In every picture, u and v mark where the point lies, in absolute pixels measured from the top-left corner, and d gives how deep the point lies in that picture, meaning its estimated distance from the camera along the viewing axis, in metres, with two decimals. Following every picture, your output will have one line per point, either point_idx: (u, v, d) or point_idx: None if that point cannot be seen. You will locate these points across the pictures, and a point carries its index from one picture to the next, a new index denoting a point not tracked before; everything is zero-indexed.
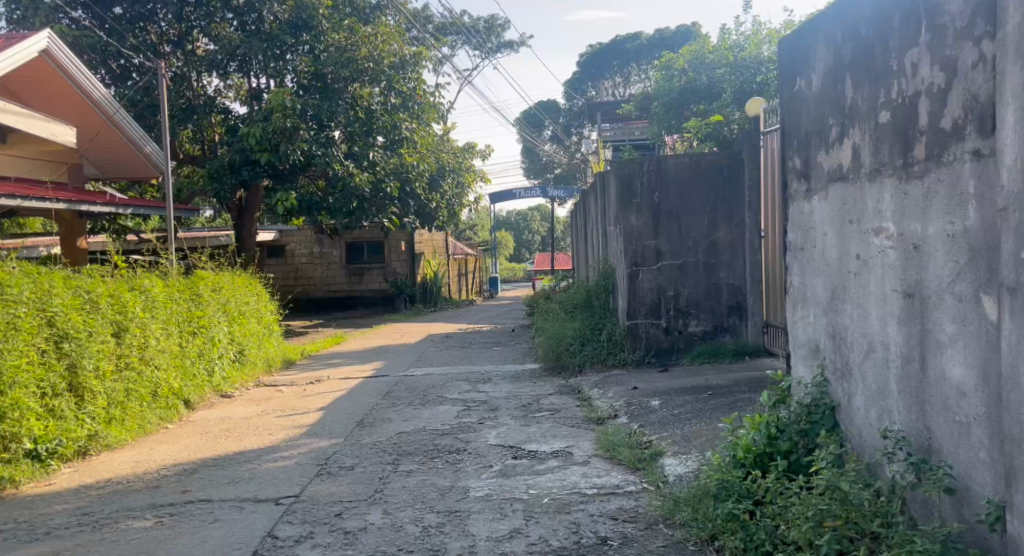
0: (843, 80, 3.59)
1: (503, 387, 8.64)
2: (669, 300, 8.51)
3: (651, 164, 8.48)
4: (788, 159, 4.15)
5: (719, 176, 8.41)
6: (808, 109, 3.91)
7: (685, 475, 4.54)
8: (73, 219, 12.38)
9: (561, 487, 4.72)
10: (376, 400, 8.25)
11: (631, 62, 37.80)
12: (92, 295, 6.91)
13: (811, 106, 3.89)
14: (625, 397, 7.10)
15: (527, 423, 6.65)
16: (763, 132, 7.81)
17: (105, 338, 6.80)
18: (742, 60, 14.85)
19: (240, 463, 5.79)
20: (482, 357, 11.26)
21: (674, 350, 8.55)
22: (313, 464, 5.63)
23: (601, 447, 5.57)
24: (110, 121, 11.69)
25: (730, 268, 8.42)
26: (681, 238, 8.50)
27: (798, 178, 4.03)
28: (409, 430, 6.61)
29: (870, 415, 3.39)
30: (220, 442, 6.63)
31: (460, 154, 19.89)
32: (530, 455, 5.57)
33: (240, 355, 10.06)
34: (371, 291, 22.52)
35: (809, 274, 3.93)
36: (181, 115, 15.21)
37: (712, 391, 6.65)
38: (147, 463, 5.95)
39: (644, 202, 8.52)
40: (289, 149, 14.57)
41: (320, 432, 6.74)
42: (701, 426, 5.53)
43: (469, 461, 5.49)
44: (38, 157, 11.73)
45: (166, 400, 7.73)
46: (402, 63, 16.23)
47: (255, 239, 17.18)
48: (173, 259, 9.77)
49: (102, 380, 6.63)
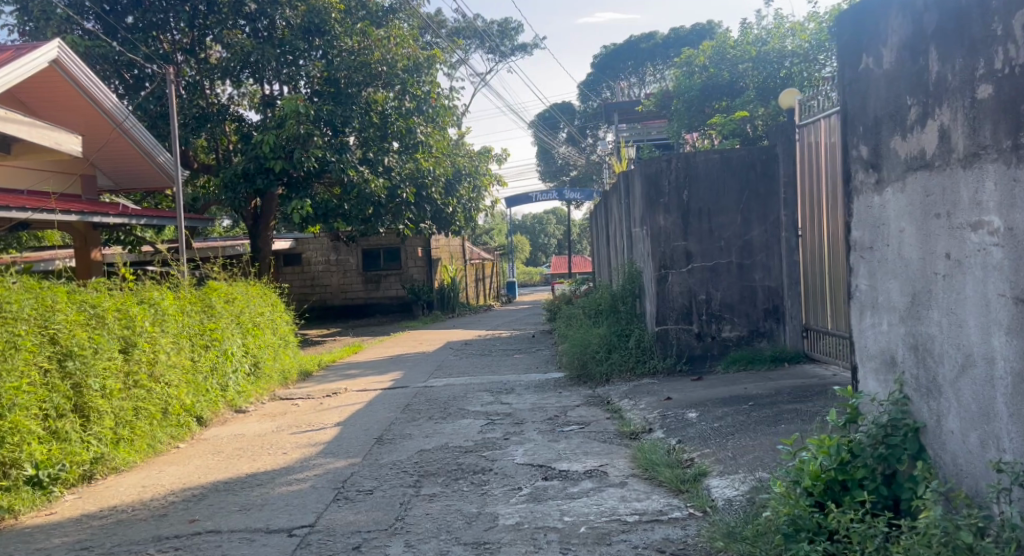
0: (925, 52, 3.19)
1: (527, 397, 8.25)
2: (701, 305, 8.11)
3: (678, 161, 8.06)
4: (850, 149, 3.74)
5: (753, 172, 7.98)
6: (877, 89, 3.50)
7: (737, 499, 4.16)
8: (87, 230, 12.14)
9: (599, 514, 4.35)
10: (396, 414, 7.89)
11: (647, 62, 37.21)
12: (97, 310, 6.56)
13: (880, 86, 3.49)
14: (658, 408, 6.71)
15: (555, 438, 6.27)
16: (800, 124, 7.40)
17: (112, 354, 6.47)
18: (766, 53, 14.46)
19: (253, 487, 5.42)
20: (503, 366, 10.88)
21: (707, 356, 8.14)
22: (330, 487, 5.28)
23: (639, 466, 5.19)
24: (121, 129, 11.40)
25: (766, 269, 8.00)
26: (713, 239, 8.09)
27: (864, 168, 3.62)
28: (431, 447, 6.25)
29: (968, 441, 3.00)
30: (232, 463, 6.30)
31: (477, 158, 19.54)
32: (561, 475, 5.18)
33: (254, 368, 9.72)
34: (388, 299, 22.23)
35: (880, 276, 3.52)
36: (194, 124, 15.02)
37: (753, 402, 6.24)
38: (155, 488, 5.60)
39: (672, 202, 8.12)
40: (304, 156, 14.16)
41: (338, 451, 6.39)
42: (745, 442, 5.14)
43: (496, 483, 5.12)
44: (47, 168, 11.47)
45: (177, 418, 7.36)
46: (416, 67, 15.93)
47: (270, 247, 16.91)
48: (184, 269, 9.46)
49: (108, 399, 6.29)
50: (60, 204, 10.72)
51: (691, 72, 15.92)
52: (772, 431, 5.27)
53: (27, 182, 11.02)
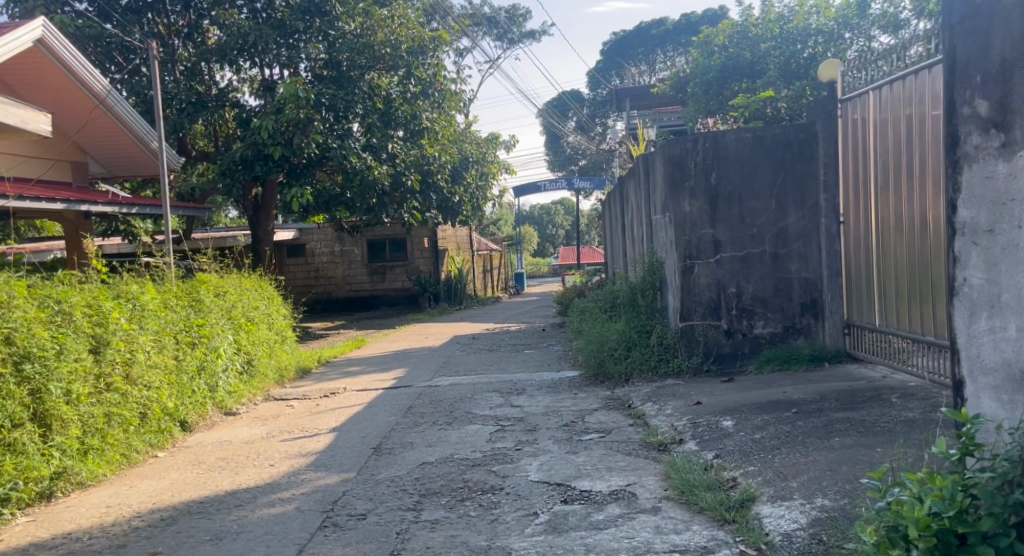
0: None
1: (540, 400, 7.56)
2: (730, 298, 7.42)
3: (704, 140, 7.36)
4: (960, 103, 3.20)
5: (788, 153, 7.25)
6: (1008, 25, 3.00)
7: (799, 538, 3.51)
8: (78, 219, 11.36)
9: (631, 551, 3.70)
10: (397, 419, 7.20)
11: (657, 50, 36.41)
12: (63, 306, 5.87)
13: (1013, 19, 2.98)
14: (688, 415, 6.03)
15: (574, 450, 5.57)
16: (843, 98, 6.70)
17: (80, 356, 5.78)
18: (789, 31, 13.96)
19: (230, 509, 4.75)
20: (513, 363, 10.18)
21: (737, 356, 7.44)
22: (318, 510, 4.61)
23: (672, 488, 4.51)
24: (104, 107, 10.46)
25: (803, 259, 7.29)
26: (744, 226, 7.37)
27: (982, 129, 3.10)
28: (434, 460, 5.57)
29: None
30: (213, 476, 5.63)
31: (484, 144, 18.83)
32: (584, 498, 4.50)
33: (247, 365, 9.03)
34: (394, 291, 21.62)
35: (1003, 270, 3.03)
36: (190, 109, 14.20)
37: (796, 410, 5.56)
38: (122, 508, 4.91)
39: (699, 185, 7.40)
40: (304, 141, 13.41)
41: (330, 462, 5.72)
42: (794, 460, 4.47)
43: (507, 506, 4.46)
44: (36, 155, 10.72)
45: (158, 423, 6.67)
46: (421, 48, 15.27)
47: (271, 237, 16.20)
48: (169, 260, 8.78)
49: (74, 405, 5.61)
50: (45, 192, 10.03)
51: (709, 52, 15.57)
52: (825, 447, 4.58)
53: (15, 169, 10.30)
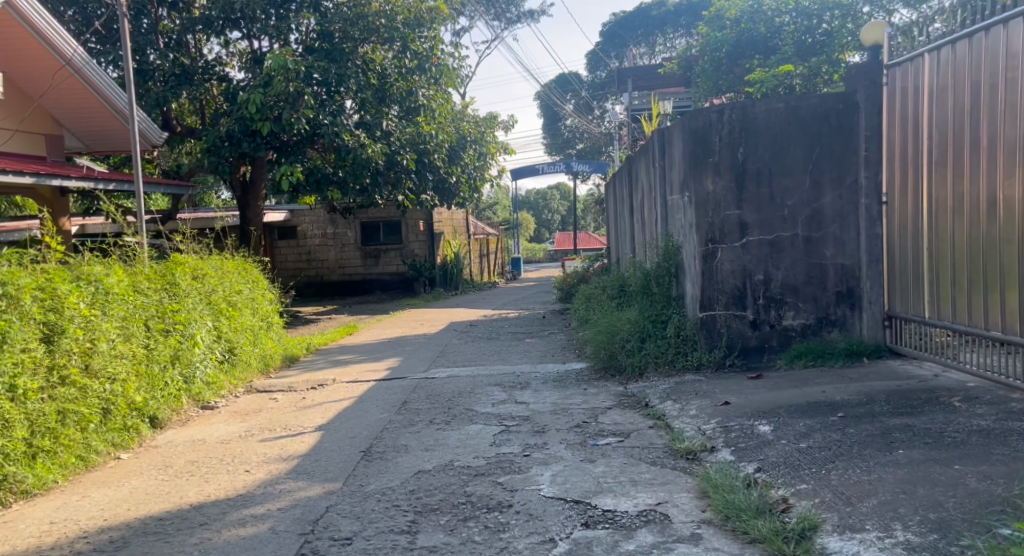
0: None
1: (547, 396, 6.86)
2: (758, 286, 6.73)
3: (731, 111, 6.64)
4: None
5: (825, 126, 6.54)
6: None
7: None
8: (53, 196, 10.54)
9: None
10: (389, 416, 6.50)
11: (657, 31, 35.25)
12: (8, 289, 5.17)
13: None
14: (717, 417, 5.35)
15: (591, 458, 4.88)
16: (888, 64, 6.03)
17: (28, 346, 5.09)
18: (805, 4, 13.73)
19: (193, 528, 4.07)
20: (514, 353, 9.46)
21: (764, 350, 6.76)
22: (296, 531, 3.94)
23: (711, 509, 3.83)
24: (71, 68, 9.59)
25: (839, 243, 6.60)
26: (774, 207, 6.67)
27: None
28: (430, 467, 4.88)
29: None
30: (178, 484, 4.93)
31: (483, 124, 18.01)
32: (609, 520, 3.83)
33: (228, 354, 8.31)
34: (388, 275, 20.83)
35: None
36: (174, 82, 13.38)
37: (843, 414, 4.88)
38: (65, 526, 4.21)
39: (724, 161, 6.69)
40: (293, 117, 12.49)
41: (314, 469, 5.03)
42: (856, 477, 3.80)
43: (518, 530, 3.79)
44: (6, 127, 9.92)
45: (123, 420, 5.94)
46: (418, 20, 14.48)
47: (260, 217, 15.42)
48: (139, 240, 8.02)
49: (20, 401, 4.91)
50: (13, 164, 9.24)
51: (721, 27, 15.17)
52: (890, 462, 3.92)
53: None
